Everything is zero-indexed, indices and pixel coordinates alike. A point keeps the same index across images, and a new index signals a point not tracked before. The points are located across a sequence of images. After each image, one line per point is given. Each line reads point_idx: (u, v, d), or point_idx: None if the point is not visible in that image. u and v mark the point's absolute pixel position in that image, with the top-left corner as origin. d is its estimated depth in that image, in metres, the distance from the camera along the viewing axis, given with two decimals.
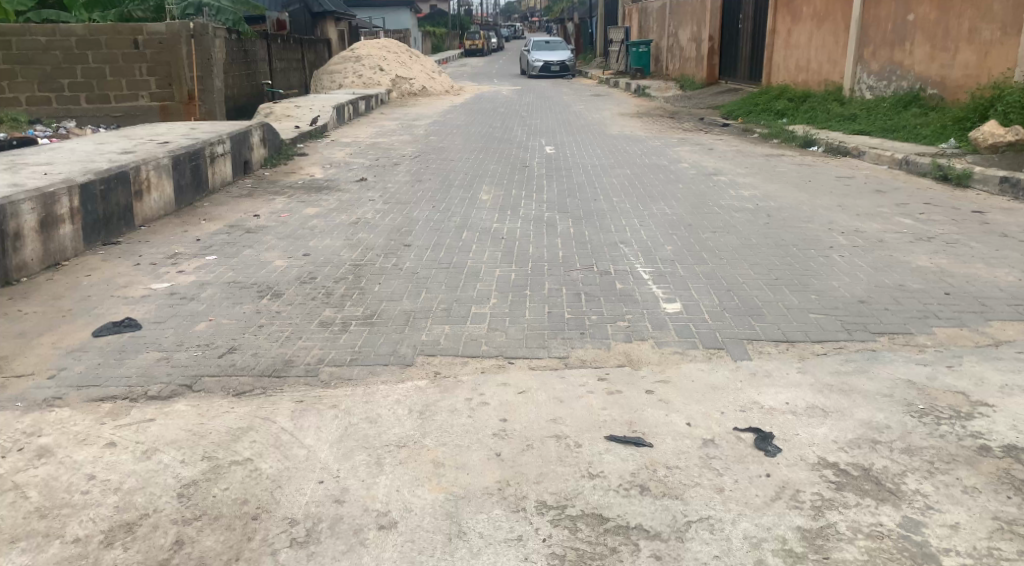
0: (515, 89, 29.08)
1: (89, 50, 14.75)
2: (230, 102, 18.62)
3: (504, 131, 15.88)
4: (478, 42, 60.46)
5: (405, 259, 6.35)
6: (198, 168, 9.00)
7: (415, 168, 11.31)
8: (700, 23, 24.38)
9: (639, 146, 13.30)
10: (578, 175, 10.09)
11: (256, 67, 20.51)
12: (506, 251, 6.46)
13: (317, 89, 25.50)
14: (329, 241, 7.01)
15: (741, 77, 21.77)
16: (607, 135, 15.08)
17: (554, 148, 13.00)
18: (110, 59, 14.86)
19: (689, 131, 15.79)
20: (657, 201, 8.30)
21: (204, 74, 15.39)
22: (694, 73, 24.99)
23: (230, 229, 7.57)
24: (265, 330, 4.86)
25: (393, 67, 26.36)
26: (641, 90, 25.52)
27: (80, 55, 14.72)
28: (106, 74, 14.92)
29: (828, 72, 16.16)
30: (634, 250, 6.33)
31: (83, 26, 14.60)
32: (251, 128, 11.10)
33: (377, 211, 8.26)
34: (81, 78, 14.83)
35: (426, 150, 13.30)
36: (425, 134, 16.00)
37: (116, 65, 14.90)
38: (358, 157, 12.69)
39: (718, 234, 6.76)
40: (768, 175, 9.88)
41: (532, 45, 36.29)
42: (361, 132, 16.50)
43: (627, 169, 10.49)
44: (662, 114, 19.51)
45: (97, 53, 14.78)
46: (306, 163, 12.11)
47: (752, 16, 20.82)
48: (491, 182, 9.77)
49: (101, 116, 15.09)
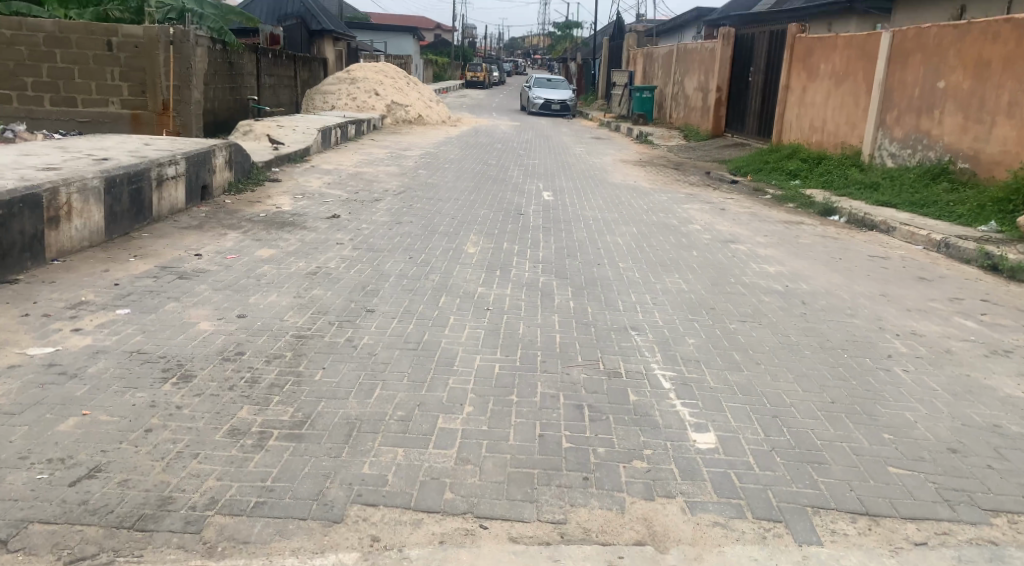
0: (513, 125, 28.10)
1: (58, 49, 13.52)
2: (210, 116, 17.43)
3: (498, 170, 14.75)
4: (479, 73, 59.81)
5: (362, 331, 5.06)
6: (139, 193, 7.72)
7: (397, 206, 10.12)
8: (709, 72, 23.55)
9: (645, 198, 12.20)
10: (580, 230, 8.90)
11: (242, 81, 19.37)
12: (488, 329, 5.20)
13: (307, 109, 24.40)
14: (275, 297, 5.74)
15: (749, 131, 20.86)
16: (610, 183, 13.97)
17: (552, 195, 11.87)
18: (80, 61, 13.61)
19: (696, 186, 14.72)
20: (670, 272, 7.08)
21: (181, 84, 14.09)
22: (700, 122, 24.11)
23: (162, 272, 6.31)
24: (150, 436, 3.59)
25: (389, 93, 25.34)
26: (643, 136, 24.62)
27: (47, 54, 13.48)
28: (74, 76, 13.66)
29: (845, 135, 15.18)
30: (648, 340, 5.09)
31: (53, 22, 13.37)
32: (214, 149, 9.87)
33: (343, 260, 7.01)
34: (46, 78, 13.58)
35: (413, 186, 12.12)
36: (414, 166, 14.83)
37: (86, 67, 13.65)
38: (335, 189, 11.48)
39: (749, 326, 5.53)
40: (793, 247, 8.77)
41: (534, 81, 35.45)
42: (344, 160, 15.33)
43: (634, 227, 9.33)
44: (666, 164, 18.49)
45: (66, 53, 13.54)
46: (275, 191, 10.87)
47: (765, 69, 19.96)
48: (480, 231, 8.58)
49: (65, 121, 13.83)
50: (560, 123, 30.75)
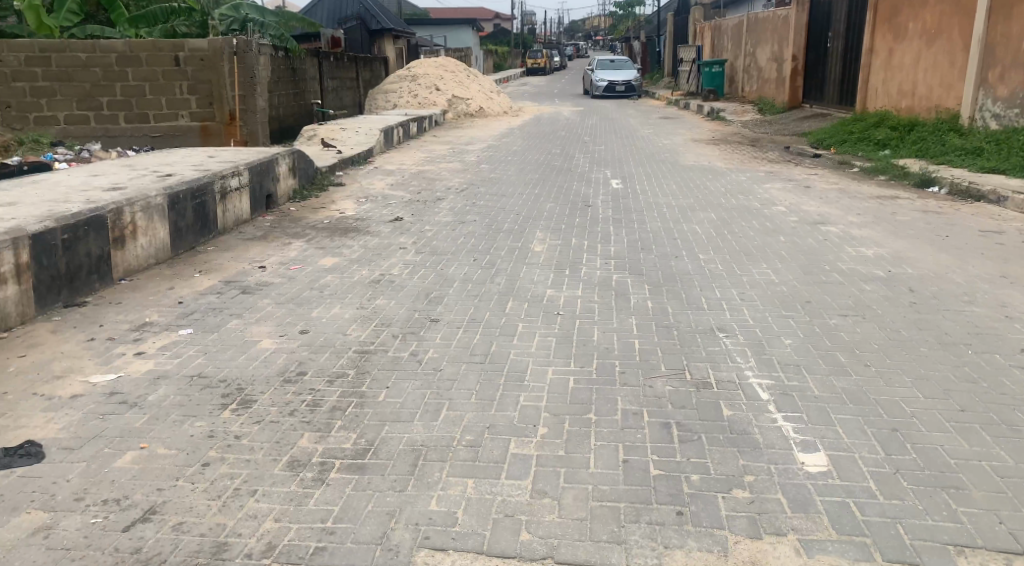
0: (578, 111, 27.56)
1: (129, 67, 13.76)
2: (276, 122, 17.58)
3: (564, 159, 14.33)
4: (541, 61, 59.24)
5: (427, 343, 4.77)
6: (203, 207, 7.66)
7: (461, 204, 9.85)
8: (783, 42, 22.48)
9: (719, 181, 11.57)
10: (652, 220, 8.44)
11: (306, 86, 19.50)
12: (562, 336, 4.84)
13: (370, 108, 24.45)
14: (338, 310, 5.51)
15: (829, 101, 19.79)
16: (681, 167, 13.36)
17: (621, 183, 11.39)
18: (150, 76, 13.82)
19: (775, 163, 13.94)
20: (755, 262, 6.56)
21: (247, 93, 14.15)
22: (774, 96, 23.08)
23: (225, 288, 6.17)
24: (208, 470, 3.32)
25: (450, 87, 25.18)
26: (714, 114, 23.73)
27: (119, 73, 13.74)
28: (146, 92, 13.89)
29: (941, 97, 14.24)
30: (738, 342, 4.65)
31: (124, 41, 13.63)
32: (276, 157, 9.80)
33: (406, 265, 6.76)
34: (120, 96, 13.84)
35: (477, 182, 11.84)
36: (477, 161, 14.56)
37: (156, 83, 13.86)
38: (399, 189, 11.30)
39: (851, 320, 5.00)
40: (888, 227, 8.08)
41: (597, 64, 34.73)
42: (409, 158, 15.20)
43: (710, 213, 8.81)
44: (740, 142, 17.68)
45: (137, 70, 13.77)
46: (339, 195, 10.75)
47: (845, 34, 18.86)
48: (547, 227, 8.22)
49: (139, 137, 14.07)
50: (626, 105, 30.01)
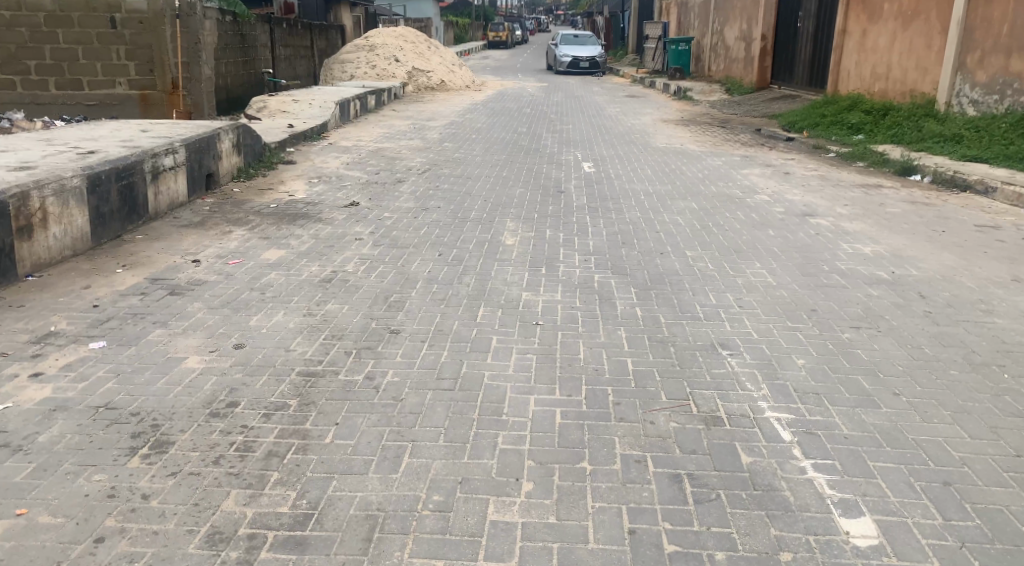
0: (542, 87, 26.80)
1: (59, 28, 12.58)
2: (223, 93, 16.51)
3: (530, 138, 13.63)
4: (502, 34, 58.05)
5: (384, 362, 4.06)
6: (131, 190, 6.78)
7: (422, 188, 9.09)
8: (752, 20, 21.97)
9: (694, 165, 11.00)
10: (629, 209, 7.81)
11: (256, 54, 18.38)
12: (543, 353, 4.18)
13: (326, 80, 23.34)
14: (281, 316, 4.76)
15: (799, 82, 19.36)
16: (653, 148, 12.76)
17: (593, 165, 10.75)
18: (83, 39, 12.67)
19: (749, 147, 13.43)
20: (747, 261, 5.99)
21: (191, 60, 13.16)
22: (742, 75, 22.63)
23: (151, 286, 5.35)
24: (100, 551, 2.63)
25: (410, 59, 24.18)
26: (681, 93, 23.20)
27: (48, 34, 12.58)
28: (79, 57, 12.74)
29: (915, 82, 13.79)
30: (746, 363, 4.05)
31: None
32: (218, 131, 8.90)
33: (360, 261, 6.01)
34: (49, 60, 12.70)
35: (439, 162, 11.08)
36: (439, 139, 13.77)
37: (90, 47, 12.72)
38: (355, 169, 10.49)
39: (867, 335, 4.44)
40: (880, 220, 7.58)
41: (561, 39, 33.88)
42: (365, 134, 14.32)
43: (691, 202, 8.21)
44: (711, 123, 17.16)
45: (68, 32, 12.61)
46: (289, 175, 9.90)
47: (816, 14, 18.39)
48: (517, 216, 7.53)
49: (72, 105, 12.94)
50: (591, 82, 29.32)
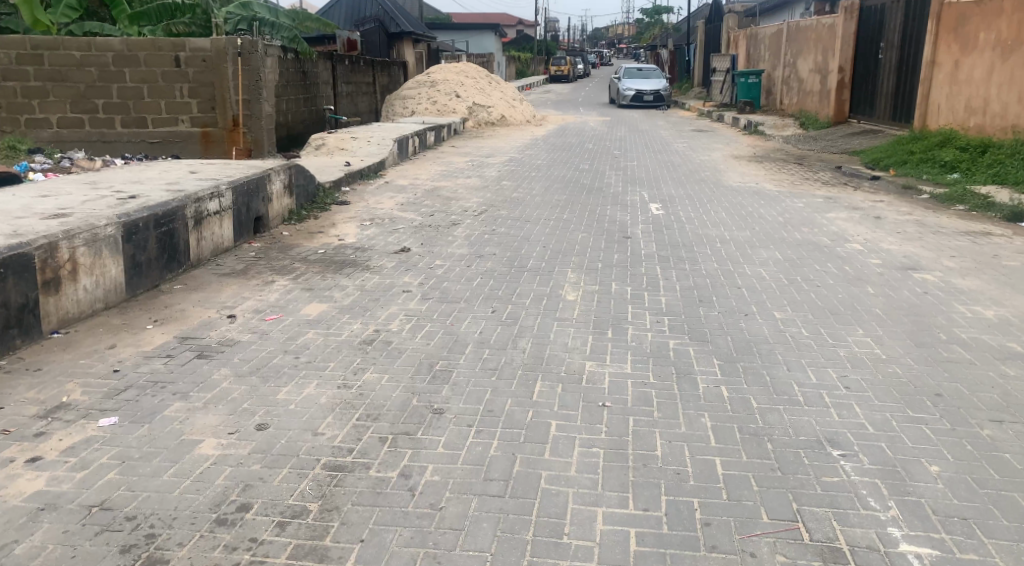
0: (604, 121, 26.27)
1: (127, 67, 12.61)
2: (283, 129, 16.44)
3: (593, 176, 13.04)
4: (564, 68, 58.04)
5: (425, 452, 3.45)
6: (170, 236, 6.40)
7: (478, 232, 8.59)
8: (828, 52, 21.05)
9: (770, 207, 10.22)
10: (702, 259, 7.12)
11: (317, 90, 18.36)
12: (612, 447, 3.51)
13: (386, 115, 23.29)
14: (313, 389, 4.22)
15: (880, 116, 18.37)
16: (724, 188, 12.00)
17: (661, 207, 10.07)
18: (148, 78, 12.68)
19: (830, 186, 12.54)
20: (845, 327, 5.23)
21: (252, 97, 12.97)
22: (817, 109, 21.68)
23: (177, 347, 4.89)
24: None
25: (471, 94, 23.97)
26: (751, 127, 22.35)
27: (117, 74, 12.60)
28: (144, 95, 12.74)
29: (1018, 116, 12.80)
30: (864, 471, 3.31)
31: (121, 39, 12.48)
32: (269, 173, 8.58)
33: (408, 319, 5.48)
34: (117, 99, 12.71)
35: (497, 202, 10.58)
36: (498, 177, 13.31)
37: (155, 85, 12.71)
38: (410, 210, 10.06)
39: (1012, 433, 3.68)
40: (996, 276, 6.72)
41: (624, 72, 33.37)
42: (424, 172, 13.97)
43: (772, 252, 7.47)
44: (784, 160, 16.29)
45: (135, 71, 12.62)
46: (341, 216, 9.52)
47: (900, 45, 17.41)
48: (580, 266, 6.92)
49: (137, 143, 12.92)
50: (655, 116, 28.65)
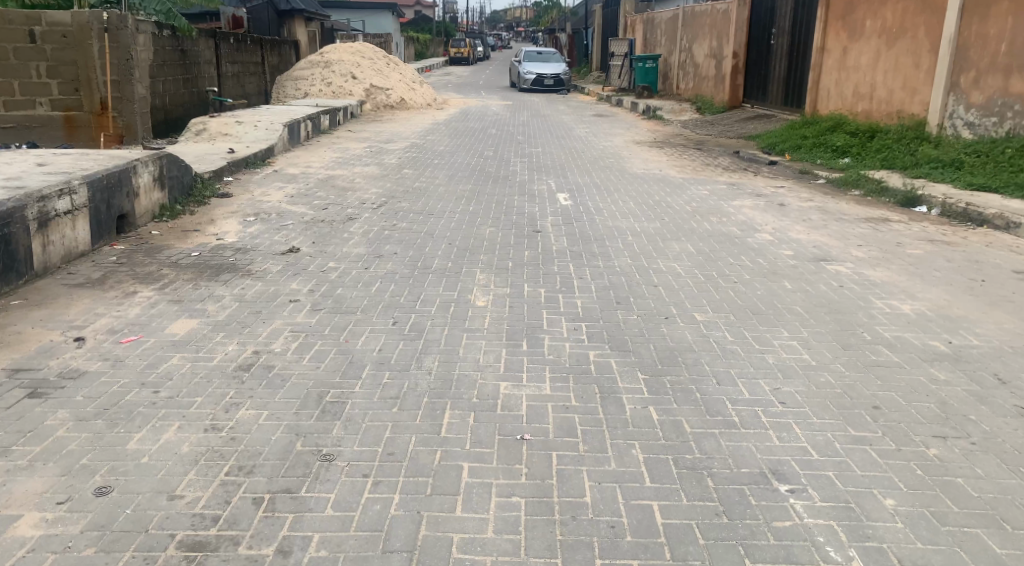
0: (505, 105, 25.80)
1: None
2: (159, 113, 15.15)
3: (497, 163, 12.51)
4: (464, 49, 57.16)
5: (310, 517, 2.93)
6: (6, 243, 5.48)
7: (375, 227, 7.90)
8: (722, 37, 21.24)
9: (679, 195, 9.98)
10: (614, 254, 6.73)
11: (198, 71, 17.04)
12: (533, 495, 3.03)
13: (278, 97, 22.01)
14: (174, 435, 3.57)
15: (773, 101, 18.62)
16: (631, 175, 11.74)
17: (569, 196, 9.67)
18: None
19: (731, 172, 12.53)
20: (769, 330, 4.91)
21: (120, 78, 13.11)
22: (713, 93, 21.89)
23: (6, 384, 4.08)
24: None
25: (368, 76, 22.99)
26: (651, 111, 22.39)
27: None
28: None
29: (903, 102, 13.07)
30: (817, 511, 2.93)
31: None
32: (134, 166, 7.64)
33: (294, 336, 4.81)
34: None
35: (396, 193, 9.90)
36: (397, 164, 12.59)
37: (8, 64, 12.70)
38: (300, 202, 9.26)
39: (960, 451, 3.38)
40: (906, 265, 6.58)
41: (525, 55, 32.96)
42: (317, 159, 13.08)
43: (685, 244, 7.16)
44: (685, 145, 16.29)
45: None
46: (222, 211, 8.65)
47: (790, 31, 17.65)
48: (486, 265, 6.39)
49: None
50: (556, 99, 28.38)
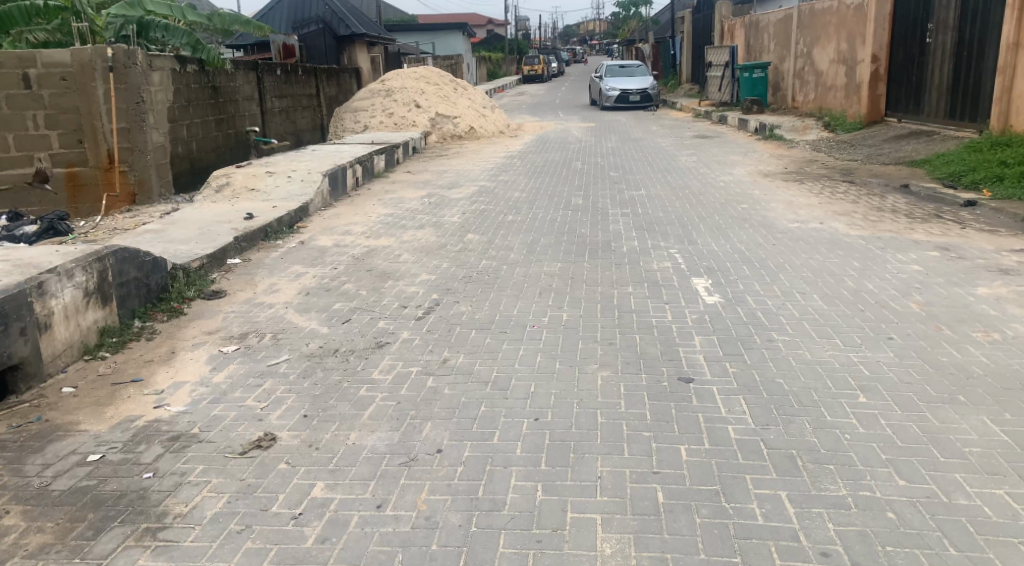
0: (589, 128, 22.67)
1: None
2: (184, 161, 12.71)
3: (593, 220, 9.41)
4: (538, 67, 54.48)
5: None
6: None
7: (419, 367, 4.90)
8: (856, 38, 17.60)
9: (876, 280, 6.66)
10: (860, 463, 3.62)
11: (237, 109, 14.63)
12: None
13: (334, 133, 19.52)
14: None
15: (934, 114, 14.84)
16: (783, 235, 8.41)
17: (711, 283, 6.60)
18: None
19: (922, 223, 9.06)
20: None
21: (131, 125, 10.54)
22: (843, 105, 18.24)
23: None
24: None
25: (434, 103, 20.36)
26: (764, 131, 18.92)
27: None
28: None
29: None
30: None
31: None
32: (45, 280, 4.91)
33: None
34: None
35: (458, 281, 6.93)
36: (462, 223, 9.67)
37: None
38: (318, 304, 6.39)
39: None
40: None
41: (606, 71, 29.85)
42: (363, 218, 10.31)
43: (981, 428, 4.00)
44: (828, 177, 12.77)
45: None
46: (195, 333, 5.80)
47: (958, 25, 13.94)
48: (612, 500, 3.31)
49: None
50: (645, 119, 25.05)
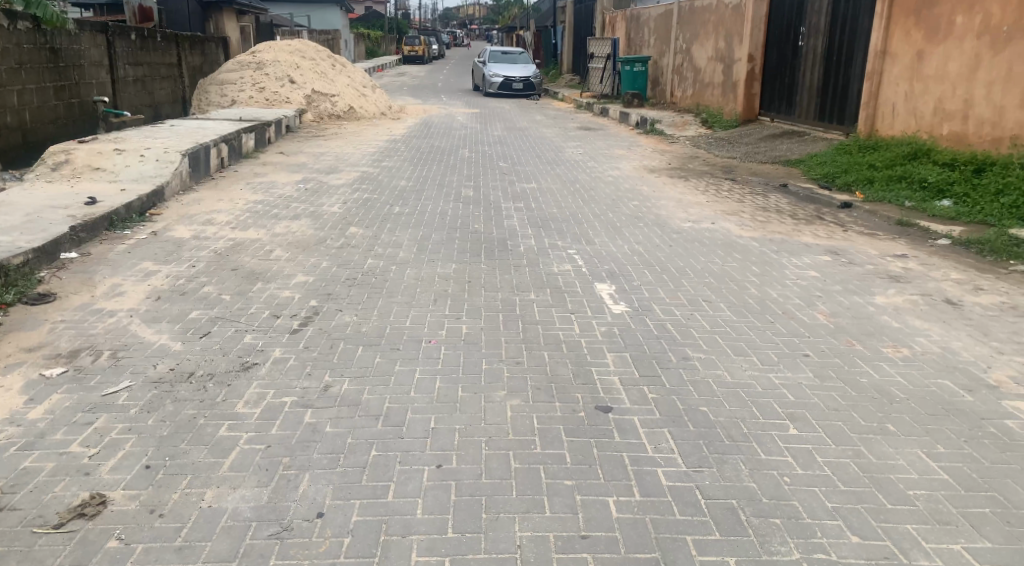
0: (473, 114, 22.04)
1: None
2: (14, 133, 11.07)
3: (484, 214, 8.82)
4: (419, 48, 53.19)
5: None
6: None
7: (291, 396, 4.12)
8: (733, 36, 17.84)
9: (779, 288, 6.41)
10: (807, 516, 3.13)
11: (81, 76, 12.95)
12: None
13: (198, 107, 17.88)
14: None
15: (804, 116, 15.22)
16: (680, 235, 8.13)
17: (616, 289, 6.16)
18: None
19: (810, 225, 9.07)
20: None
21: None
22: (720, 102, 18.50)
23: None
24: None
25: (309, 80, 19.06)
26: (648, 124, 18.94)
27: None
28: None
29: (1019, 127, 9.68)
30: None
31: None
32: None
33: None
34: None
35: (337, 283, 6.15)
36: (341, 213, 8.82)
37: None
38: (169, 311, 5.44)
39: None
40: None
41: (489, 55, 29.28)
42: (226, 204, 9.23)
43: (920, 464, 3.56)
44: (715, 174, 12.78)
45: None
46: (10, 350, 4.74)
47: (829, 31, 14.26)
48: None
49: None
50: (529, 107, 24.67)
